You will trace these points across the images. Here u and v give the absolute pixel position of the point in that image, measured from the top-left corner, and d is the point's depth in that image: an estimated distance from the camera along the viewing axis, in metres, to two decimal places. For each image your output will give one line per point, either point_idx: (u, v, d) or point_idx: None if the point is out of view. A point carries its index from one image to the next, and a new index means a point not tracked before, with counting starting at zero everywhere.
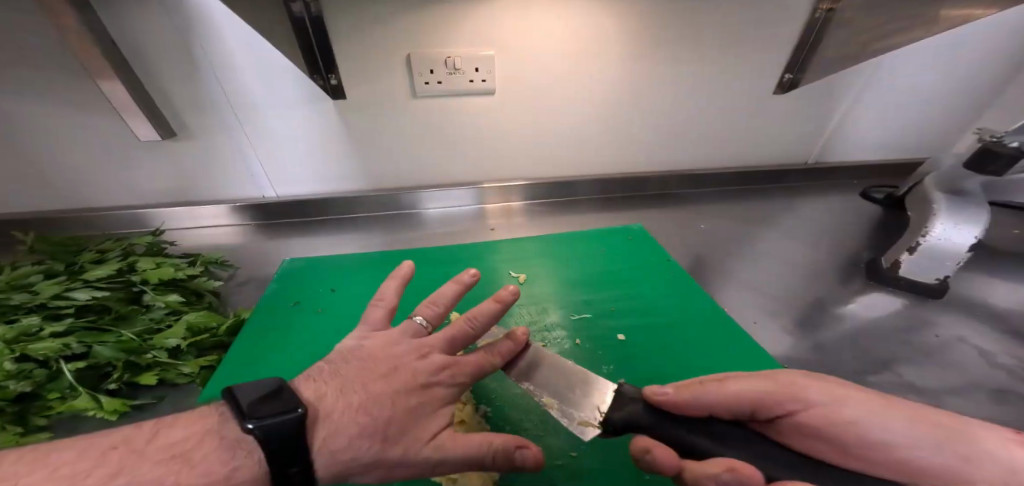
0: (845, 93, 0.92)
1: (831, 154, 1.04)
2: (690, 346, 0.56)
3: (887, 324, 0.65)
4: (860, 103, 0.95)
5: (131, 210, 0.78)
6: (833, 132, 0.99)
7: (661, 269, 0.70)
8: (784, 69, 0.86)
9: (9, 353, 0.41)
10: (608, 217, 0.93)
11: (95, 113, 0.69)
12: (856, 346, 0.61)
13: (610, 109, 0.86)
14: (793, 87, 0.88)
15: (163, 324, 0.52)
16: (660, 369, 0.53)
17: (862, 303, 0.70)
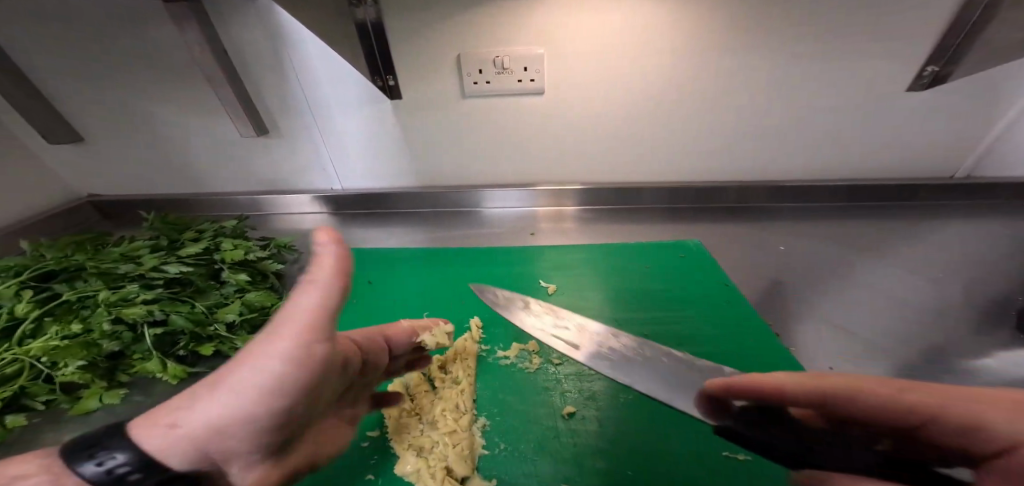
0: (1016, 86, 0.69)
1: (988, 165, 0.79)
2: None
3: None
4: None
5: (230, 197, 0.92)
6: (994, 138, 0.75)
7: (715, 294, 0.60)
8: (923, 61, 0.67)
9: (108, 316, 0.49)
10: (668, 229, 0.83)
11: (203, 116, 0.81)
12: None
13: (678, 109, 0.76)
14: (938, 81, 0.69)
15: (228, 300, 0.58)
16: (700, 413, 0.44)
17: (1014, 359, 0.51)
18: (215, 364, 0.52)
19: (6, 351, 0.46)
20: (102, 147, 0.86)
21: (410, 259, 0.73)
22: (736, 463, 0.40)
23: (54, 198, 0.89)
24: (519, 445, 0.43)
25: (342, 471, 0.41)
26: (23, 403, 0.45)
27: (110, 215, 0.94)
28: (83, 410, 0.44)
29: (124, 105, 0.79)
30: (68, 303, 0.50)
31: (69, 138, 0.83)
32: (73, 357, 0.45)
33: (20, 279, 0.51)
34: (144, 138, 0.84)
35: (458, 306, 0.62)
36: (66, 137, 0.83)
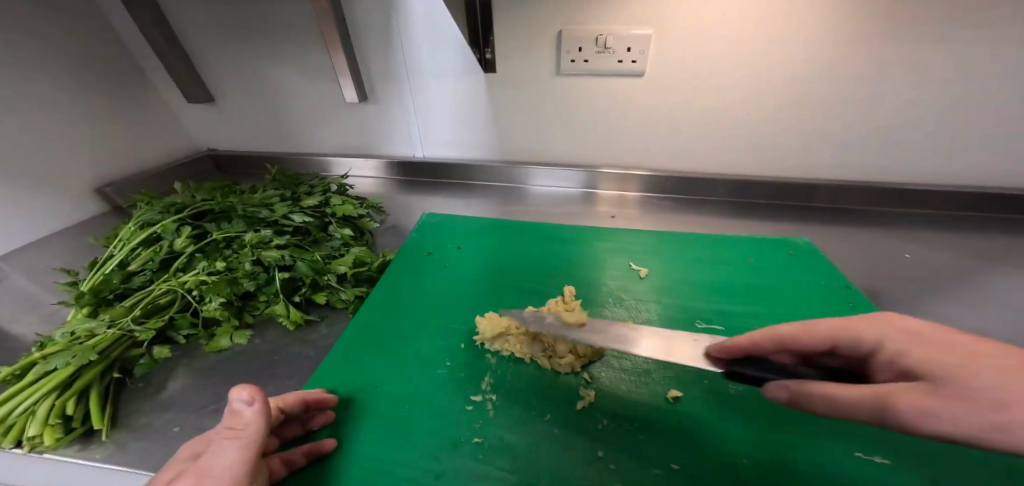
0: None
1: None
2: None
3: None
4: None
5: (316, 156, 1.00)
6: None
7: (818, 293, 0.58)
8: None
9: (249, 257, 0.54)
10: (743, 223, 0.80)
11: (310, 78, 0.87)
12: None
13: (789, 99, 0.72)
14: None
15: (338, 253, 0.62)
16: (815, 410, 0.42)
17: None
18: (324, 313, 0.58)
19: (165, 281, 0.51)
20: (226, 106, 0.96)
21: (494, 230, 0.76)
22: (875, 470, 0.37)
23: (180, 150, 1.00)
24: (621, 424, 0.42)
25: (454, 425, 0.43)
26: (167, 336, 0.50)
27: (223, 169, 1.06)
28: (216, 347, 0.49)
29: (244, 64, 0.87)
30: (215, 242, 0.56)
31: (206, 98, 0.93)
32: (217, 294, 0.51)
33: (182, 216, 0.57)
34: (261, 98, 0.93)
35: (546, 279, 0.64)
36: (204, 97, 0.93)
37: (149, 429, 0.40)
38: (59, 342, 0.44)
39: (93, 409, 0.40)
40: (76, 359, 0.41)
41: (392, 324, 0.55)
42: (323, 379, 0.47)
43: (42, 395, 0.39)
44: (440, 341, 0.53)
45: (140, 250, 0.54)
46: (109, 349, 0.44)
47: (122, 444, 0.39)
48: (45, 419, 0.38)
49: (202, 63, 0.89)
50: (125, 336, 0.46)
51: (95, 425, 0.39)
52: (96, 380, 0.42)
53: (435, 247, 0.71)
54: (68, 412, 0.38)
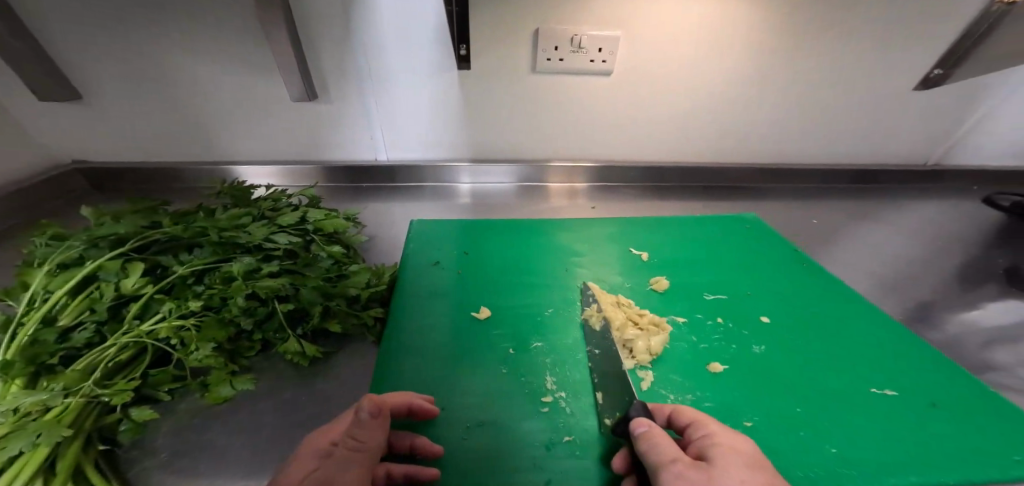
0: (971, 95, 0.92)
1: (942, 157, 1.04)
2: (836, 332, 0.56)
3: (1009, 327, 0.64)
4: (990, 105, 0.94)
5: (239, 166, 0.84)
6: (961, 137, 1.00)
7: (772, 256, 0.71)
8: (934, 65, 0.86)
9: (243, 290, 0.44)
10: (679, 205, 0.94)
11: (242, 69, 0.73)
12: (977, 342, 0.61)
13: (718, 97, 0.87)
14: (936, 83, 0.89)
15: (339, 273, 0.54)
16: (812, 352, 0.53)
17: (983, 307, 0.68)
18: (337, 343, 0.50)
19: (122, 333, 0.39)
20: (107, 102, 0.75)
21: (488, 232, 0.75)
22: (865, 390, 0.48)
23: (34, 160, 0.76)
24: (686, 394, 0.46)
25: (538, 431, 0.42)
26: (145, 394, 0.39)
27: (101, 185, 0.83)
28: (220, 398, 0.39)
29: (141, 48, 0.69)
30: (180, 278, 0.45)
31: (66, 96, 0.72)
32: (210, 338, 0.40)
33: (122, 250, 0.44)
34: (167, 93, 0.75)
35: (561, 271, 0.66)
36: (64, 94, 0.72)
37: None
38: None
39: None
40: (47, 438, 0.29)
41: (428, 344, 0.51)
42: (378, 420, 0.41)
43: None
44: (486, 352, 0.50)
45: (66, 301, 0.40)
46: (80, 420, 0.33)
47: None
48: None
49: (67, 47, 0.68)
50: (92, 403, 0.34)
51: None
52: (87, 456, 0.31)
53: (437, 256, 0.67)
54: None
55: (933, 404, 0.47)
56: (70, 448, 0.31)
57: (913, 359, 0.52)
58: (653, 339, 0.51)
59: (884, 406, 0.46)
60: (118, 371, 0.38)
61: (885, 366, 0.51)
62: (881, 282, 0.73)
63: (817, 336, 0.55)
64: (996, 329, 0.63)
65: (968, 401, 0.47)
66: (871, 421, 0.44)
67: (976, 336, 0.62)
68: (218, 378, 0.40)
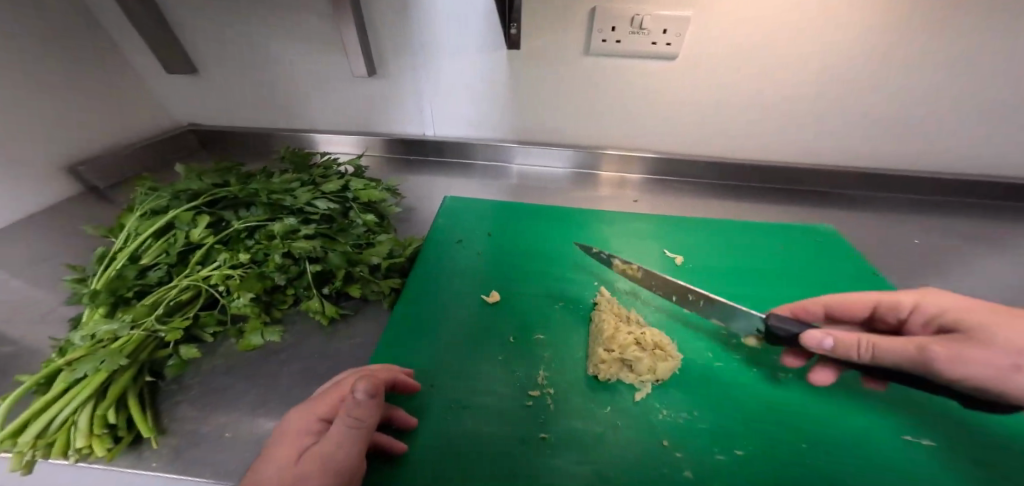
0: None
1: None
2: (892, 373, 0.48)
3: None
4: None
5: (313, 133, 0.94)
6: None
7: (838, 278, 0.61)
8: None
9: (280, 248, 0.50)
10: (744, 208, 0.85)
11: (314, 48, 0.81)
12: None
13: (806, 88, 0.75)
14: None
15: (367, 241, 0.59)
16: (851, 390, 0.46)
17: None
18: (355, 307, 0.55)
19: (185, 275, 0.48)
20: (211, 76, 0.88)
21: (517, 215, 0.75)
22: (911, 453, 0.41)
23: (159, 124, 0.93)
24: (683, 412, 0.43)
25: (518, 417, 0.43)
26: (193, 334, 0.47)
27: (207, 144, 0.98)
28: (250, 346, 0.46)
29: (236, 30, 0.80)
30: (236, 232, 0.53)
31: (185, 69, 0.86)
32: (248, 289, 0.47)
33: (196, 203, 0.53)
34: (255, 69, 0.86)
35: (583, 263, 0.64)
36: (184, 68, 0.85)
37: (192, 440, 0.38)
38: (80, 346, 0.41)
39: (136, 416, 0.37)
40: (107, 362, 0.38)
41: (435, 317, 0.53)
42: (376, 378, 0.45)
43: (76, 408, 0.36)
44: (486, 333, 0.52)
45: (152, 242, 0.50)
46: (137, 352, 0.42)
47: (164, 461, 0.36)
48: (91, 430, 0.36)
49: (182, 30, 0.81)
50: (150, 337, 0.43)
51: (143, 433, 0.37)
52: (131, 385, 0.39)
53: (463, 233, 0.70)
54: (111, 422, 0.36)
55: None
56: (121, 375, 0.40)
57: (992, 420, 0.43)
58: (662, 366, 0.45)
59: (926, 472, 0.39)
60: (178, 308, 0.47)
61: (949, 431, 0.42)
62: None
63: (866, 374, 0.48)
64: None
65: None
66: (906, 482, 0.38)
67: None
68: (252, 326, 0.47)
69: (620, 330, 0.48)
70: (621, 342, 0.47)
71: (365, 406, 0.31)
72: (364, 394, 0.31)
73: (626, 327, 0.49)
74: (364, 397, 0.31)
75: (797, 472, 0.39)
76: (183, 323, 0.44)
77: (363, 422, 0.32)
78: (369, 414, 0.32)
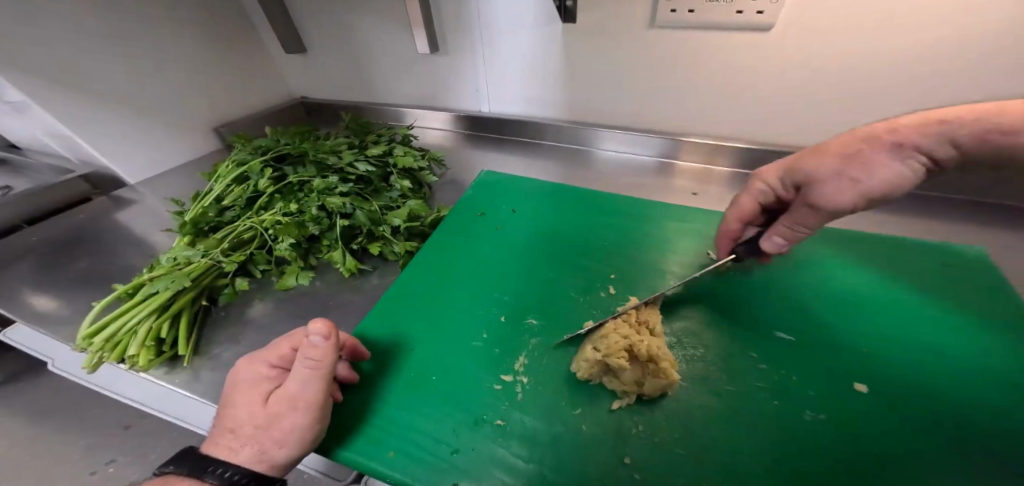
0: None
1: None
2: (981, 450, 0.36)
3: None
4: None
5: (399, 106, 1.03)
6: None
7: (948, 322, 0.46)
8: None
9: (316, 202, 0.57)
10: (853, 215, 0.68)
11: (390, 28, 0.87)
12: None
13: (971, 63, 0.55)
14: None
15: (396, 205, 0.63)
16: (909, 458, 0.35)
17: None
18: (376, 265, 0.60)
19: (247, 218, 0.57)
20: (314, 55, 1.01)
21: (551, 194, 0.72)
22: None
23: (280, 96, 1.10)
24: (664, 435, 0.38)
25: (485, 394, 0.42)
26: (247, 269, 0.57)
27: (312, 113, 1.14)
28: (285, 287, 0.53)
29: (330, 14, 0.90)
30: (291, 184, 0.61)
31: (296, 48, 0.98)
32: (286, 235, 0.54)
33: (266, 158, 0.63)
34: (348, 48, 0.96)
35: (607, 251, 0.59)
36: (294, 47, 0.97)
37: (220, 359, 0.46)
38: (164, 266, 0.53)
39: (180, 336, 0.47)
40: (174, 283, 0.48)
41: (438, 283, 0.55)
42: (369, 332, 0.48)
43: (143, 318, 0.48)
44: (480, 309, 0.51)
45: (232, 187, 0.62)
46: (201, 277, 0.52)
47: (199, 372, 0.45)
48: (144, 340, 0.46)
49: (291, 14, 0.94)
50: (212, 267, 0.53)
51: (179, 351, 0.45)
52: (187, 305, 0.50)
53: (490, 207, 0.70)
54: (161, 336, 0.46)
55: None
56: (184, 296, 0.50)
57: None
58: (651, 382, 0.39)
59: None
60: (240, 246, 0.56)
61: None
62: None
63: (940, 443, 0.36)
64: None
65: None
66: None
67: None
68: (290, 270, 0.54)
69: (613, 333, 0.42)
70: (610, 343, 0.41)
71: (323, 352, 0.33)
72: (319, 341, 0.32)
73: (625, 328, 0.43)
74: (320, 343, 0.32)
75: None
76: (239, 259, 0.53)
77: (321, 370, 0.33)
78: (325, 361, 0.33)
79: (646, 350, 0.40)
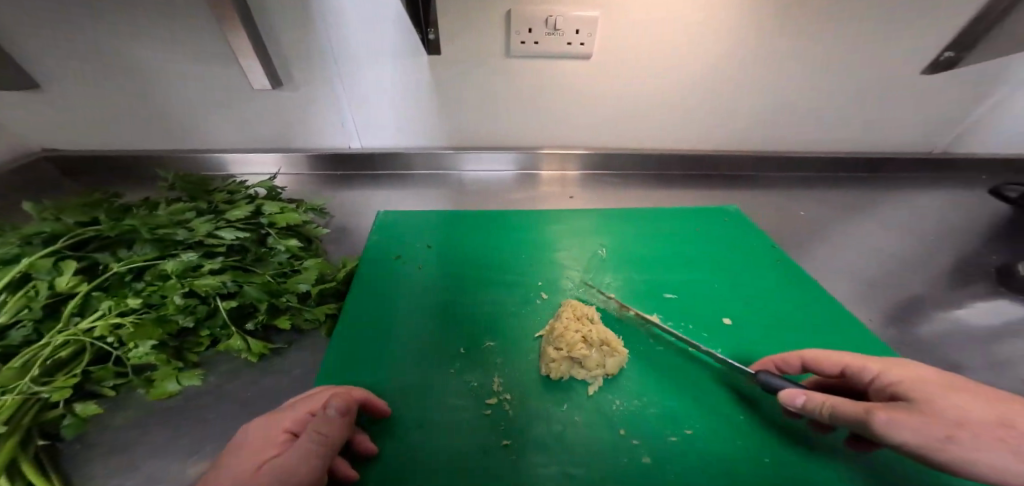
0: (985, 76, 0.84)
1: (952, 145, 0.97)
2: (797, 333, 0.54)
3: (994, 332, 0.64)
4: (1007, 91, 0.87)
5: (230, 152, 0.86)
6: (970, 124, 0.93)
7: (752, 254, 0.68)
8: (945, 47, 0.80)
9: (182, 288, 0.44)
10: (666, 193, 0.93)
11: (215, 65, 0.76)
12: (954, 348, 0.60)
13: (703, 83, 0.84)
14: (952, 66, 0.82)
15: (291, 268, 0.54)
16: (770, 354, 0.51)
17: (971, 309, 0.68)
18: (290, 339, 0.50)
19: (58, 332, 0.40)
20: (83, 92, 0.77)
21: (455, 222, 0.74)
22: None
23: (1, 150, 0.78)
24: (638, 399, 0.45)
25: (481, 432, 0.42)
26: (88, 390, 0.40)
27: (72, 171, 0.84)
28: (168, 392, 0.39)
29: (110, 44, 0.71)
30: (119, 275, 0.45)
31: (24, 84, 0.73)
32: (148, 337, 0.40)
33: (56, 248, 0.44)
34: (139, 85, 0.77)
35: (523, 264, 0.65)
36: (20, 83, 0.72)
37: None
38: None
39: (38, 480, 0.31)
40: None
41: (378, 342, 0.50)
42: None
43: None
44: (436, 354, 0.49)
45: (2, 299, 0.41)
46: (17, 416, 0.34)
47: None
48: None
49: (32, 41, 0.69)
50: (29, 401, 0.35)
51: None
52: (21, 448, 0.33)
53: (403, 248, 0.67)
54: None
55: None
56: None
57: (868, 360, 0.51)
58: (611, 360, 0.47)
59: (830, 418, 0.44)
60: (59, 368, 0.38)
61: None
62: (860, 279, 0.73)
63: (780, 337, 0.54)
64: (987, 334, 0.63)
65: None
66: (819, 429, 0.43)
67: (956, 339, 0.62)
68: (165, 374, 0.40)
69: (566, 332, 0.48)
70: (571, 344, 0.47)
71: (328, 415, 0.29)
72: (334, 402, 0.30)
73: (575, 325, 0.49)
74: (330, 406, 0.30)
75: (734, 437, 0.42)
76: (74, 379, 0.37)
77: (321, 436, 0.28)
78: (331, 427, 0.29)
79: (597, 336, 0.47)
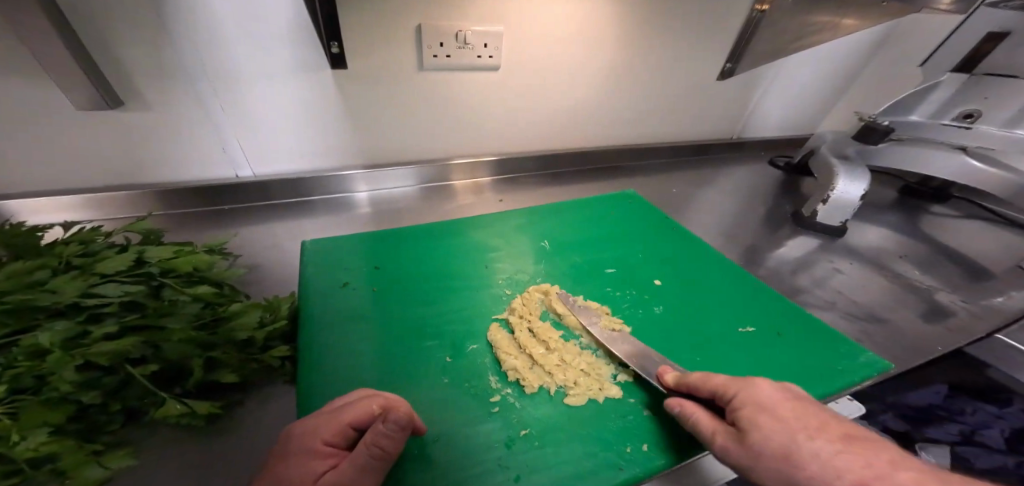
0: (766, 82, 1.18)
1: (757, 131, 1.32)
2: (709, 281, 0.68)
3: (800, 260, 0.91)
4: (780, 91, 1.23)
5: (63, 196, 0.68)
6: (764, 116, 1.29)
7: (661, 224, 0.82)
8: (725, 60, 1.07)
9: (73, 362, 0.33)
10: (568, 189, 1.05)
11: (18, 83, 0.58)
12: (782, 277, 0.85)
13: (587, 90, 0.98)
14: (730, 75, 1.10)
15: (215, 319, 0.45)
16: (697, 301, 0.63)
17: (786, 246, 0.95)
18: (230, 398, 0.45)
19: None
20: None
21: (393, 238, 0.70)
22: (743, 333, 0.58)
23: None
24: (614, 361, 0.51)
25: (495, 431, 0.43)
26: None
27: None
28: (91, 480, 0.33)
29: None
30: None
31: None
32: (44, 422, 0.32)
33: None
34: None
35: (477, 267, 0.65)
36: None
37: None
38: None
39: None
40: None
41: (356, 381, 0.46)
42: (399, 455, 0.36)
43: None
44: (423, 373, 0.48)
45: None
46: None
47: None
48: None
49: None
50: None
51: None
52: None
53: (347, 275, 0.61)
54: None
55: (781, 333, 0.59)
56: None
57: (760, 290, 0.66)
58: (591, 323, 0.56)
59: (749, 340, 0.57)
60: None
61: (756, 314, 0.62)
62: (718, 236, 0.96)
63: (699, 286, 0.66)
64: (796, 262, 0.90)
65: (804, 324, 0.61)
66: (747, 350, 0.55)
67: (780, 271, 0.87)
68: (78, 461, 0.33)
69: (525, 341, 0.52)
70: (525, 353, 0.51)
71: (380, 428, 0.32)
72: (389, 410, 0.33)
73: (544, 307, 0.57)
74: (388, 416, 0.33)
75: (694, 373, 0.51)
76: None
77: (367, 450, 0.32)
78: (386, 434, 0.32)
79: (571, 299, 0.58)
